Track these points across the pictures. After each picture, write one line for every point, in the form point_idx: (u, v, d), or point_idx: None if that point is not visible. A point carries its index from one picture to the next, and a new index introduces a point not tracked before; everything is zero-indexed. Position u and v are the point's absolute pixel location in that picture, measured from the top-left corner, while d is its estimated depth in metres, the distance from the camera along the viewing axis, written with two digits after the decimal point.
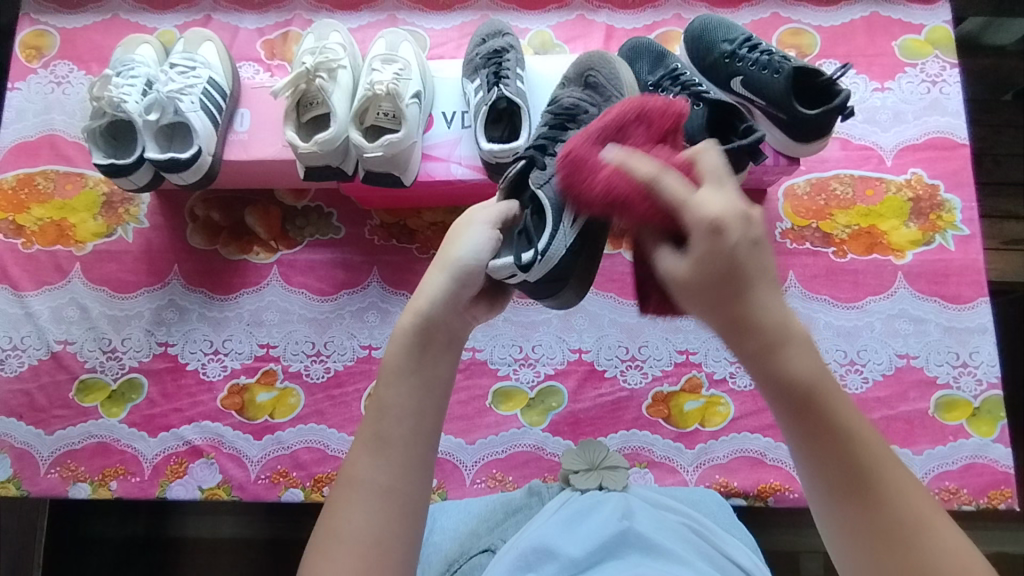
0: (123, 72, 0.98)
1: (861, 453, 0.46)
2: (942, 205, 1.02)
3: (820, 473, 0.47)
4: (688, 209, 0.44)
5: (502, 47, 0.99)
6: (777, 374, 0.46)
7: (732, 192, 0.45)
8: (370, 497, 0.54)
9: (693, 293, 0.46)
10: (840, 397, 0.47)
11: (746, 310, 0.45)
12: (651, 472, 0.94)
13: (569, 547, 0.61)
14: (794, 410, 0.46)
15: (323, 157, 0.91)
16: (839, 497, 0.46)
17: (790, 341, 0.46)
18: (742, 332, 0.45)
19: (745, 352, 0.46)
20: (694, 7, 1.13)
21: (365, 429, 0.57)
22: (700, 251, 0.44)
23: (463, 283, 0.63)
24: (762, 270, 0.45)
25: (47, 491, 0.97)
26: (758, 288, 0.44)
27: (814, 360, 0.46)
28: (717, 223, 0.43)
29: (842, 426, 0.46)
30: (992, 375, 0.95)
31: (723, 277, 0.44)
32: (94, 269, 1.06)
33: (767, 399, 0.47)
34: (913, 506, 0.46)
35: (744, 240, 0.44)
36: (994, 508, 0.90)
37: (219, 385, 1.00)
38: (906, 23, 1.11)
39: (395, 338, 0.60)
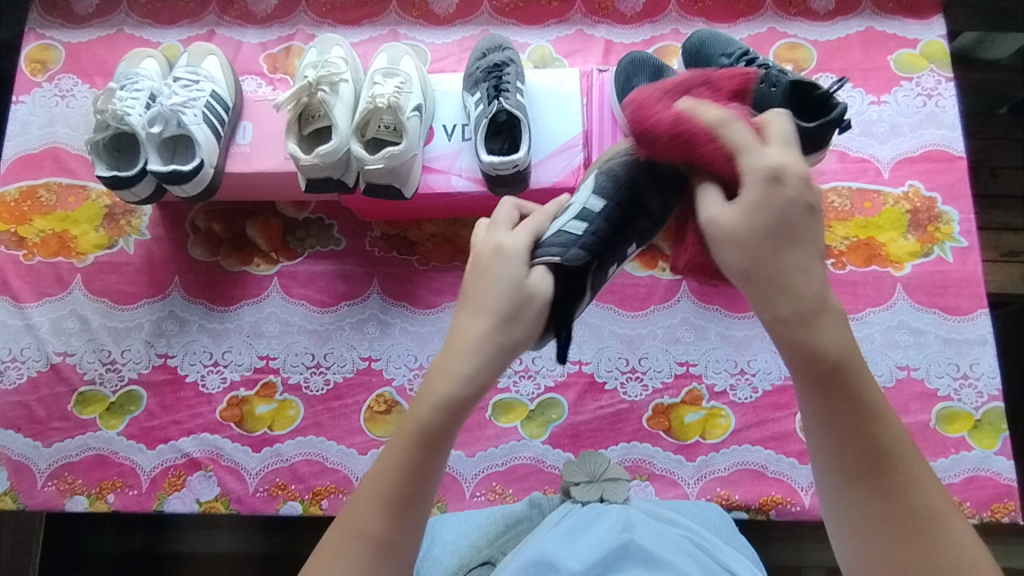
0: (127, 85, 0.99)
1: (881, 435, 0.46)
2: (940, 217, 1.03)
3: (839, 454, 0.47)
4: (747, 156, 0.46)
5: (502, 61, 1.01)
6: (808, 345, 0.45)
7: (798, 155, 0.46)
8: (369, 553, 0.50)
9: (733, 238, 0.45)
10: (870, 379, 0.47)
11: (780, 267, 0.45)
12: (651, 484, 0.94)
13: (570, 559, 0.61)
14: (822, 385, 0.46)
15: (324, 169, 0.91)
16: (853, 476, 0.47)
17: (828, 310, 0.45)
18: (782, 292, 0.45)
19: (782, 315, 0.45)
20: (692, 21, 1.15)
21: (381, 482, 0.52)
22: (754, 194, 0.45)
23: (510, 336, 0.52)
24: (808, 236, 0.45)
25: (44, 504, 0.96)
26: (797, 250, 0.45)
27: (847, 338, 0.46)
28: (778, 170, 0.45)
29: (865, 404, 0.46)
30: (992, 387, 0.95)
31: (769, 228, 0.45)
32: (96, 281, 1.07)
33: (793, 371, 0.47)
34: (929, 498, 0.46)
35: (796, 197, 0.45)
36: (997, 521, 0.90)
37: (218, 397, 1.00)
38: (901, 38, 1.12)
39: (436, 402, 0.51)
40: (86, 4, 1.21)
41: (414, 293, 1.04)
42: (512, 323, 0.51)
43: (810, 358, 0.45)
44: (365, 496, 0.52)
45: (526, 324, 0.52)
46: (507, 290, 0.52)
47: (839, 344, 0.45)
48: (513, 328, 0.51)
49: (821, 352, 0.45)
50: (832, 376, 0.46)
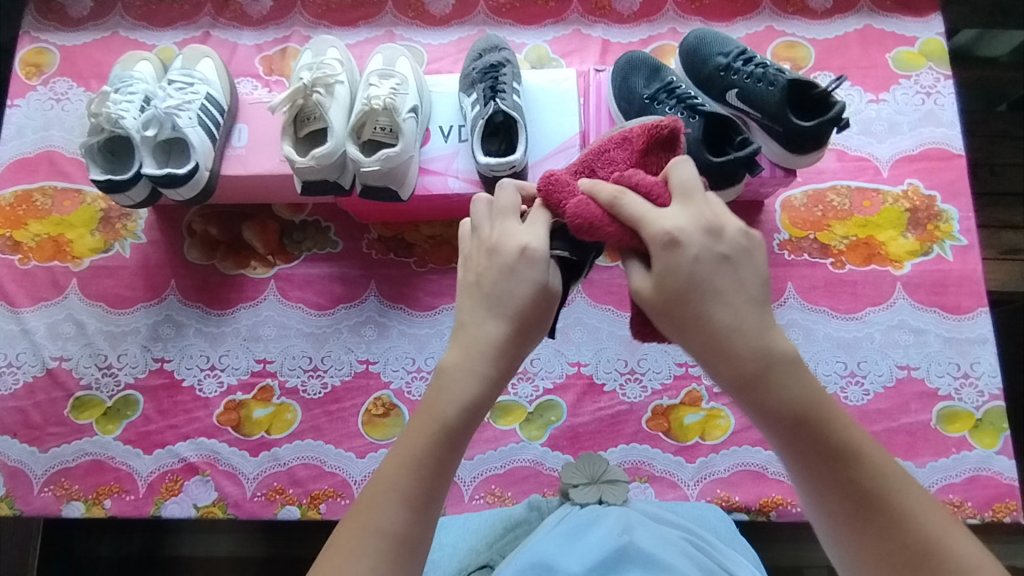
0: (121, 89, 0.98)
1: (864, 470, 0.48)
2: (939, 215, 1.02)
3: (826, 502, 0.48)
4: (648, 222, 0.49)
5: (498, 62, 1.00)
6: (765, 403, 0.48)
7: (696, 206, 0.49)
8: (382, 548, 0.48)
9: (659, 310, 0.49)
10: (838, 420, 0.48)
11: (709, 327, 0.48)
12: (651, 486, 0.93)
13: (569, 563, 0.60)
14: (789, 435, 0.48)
15: (321, 171, 0.91)
16: (850, 519, 0.47)
17: (773, 365, 0.48)
18: (716, 356, 0.48)
19: (731, 379, 0.49)
20: (689, 21, 1.14)
21: (400, 478, 0.50)
22: (660, 265, 0.48)
23: (524, 333, 0.52)
24: (727, 292, 0.48)
25: (41, 510, 0.96)
26: (718, 302, 0.48)
27: (803, 387, 0.48)
28: (672, 235, 0.48)
29: (838, 442, 0.48)
30: (993, 386, 0.95)
31: (679, 292, 0.48)
32: (91, 285, 1.06)
33: (768, 434, 0.50)
34: (925, 523, 0.46)
35: (708, 255, 0.48)
36: (999, 521, 0.89)
37: (215, 401, 0.99)
38: (900, 36, 1.12)
39: (457, 397, 0.51)
40: (80, 7, 1.21)
41: (412, 295, 1.04)
42: (530, 321, 0.52)
43: (775, 416, 0.48)
44: (382, 492, 0.50)
45: (544, 319, 0.53)
46: (532, 282, 0.52)
47: (791, 394, 0.48)
48: (537, 323, 0.53)
49: (774, 406, 0.48)
50: (796, 429, 0.48)
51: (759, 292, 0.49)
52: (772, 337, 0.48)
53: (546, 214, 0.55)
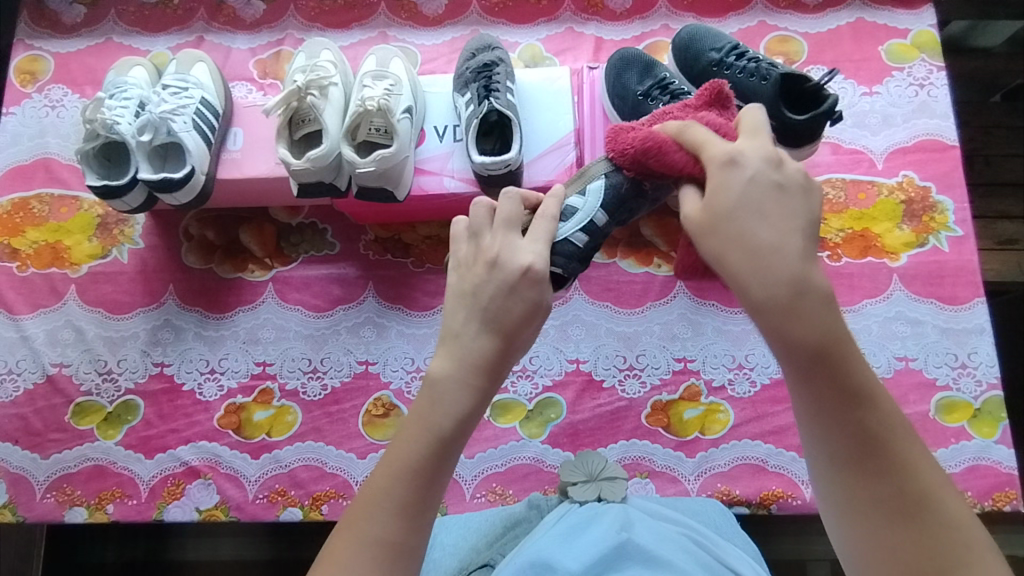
0: (116, 94, 0.99)
1: (869, 416, 0.46)
2: (935, 206, 1.03)
3: (828, 442, 0.46)
4: (710, 149, 0.50)
5: (492, 61, 1.00)
6: (791, 329, 0.44)
7: (762, 141, 0.49)
8: (376, 555, 0.49)
9: (707, 226, 0.47)
10: (858, 364, 0.46)
11: (753, 244, 0.45)
12: (651, 482, 0.94)
13: (568, 560, 0.60)
14: (807, 367, 0.45)
15: (316, 173, 0.91)
16: (845, 462, 0.46)
17: (809, 294, 0.44)
18: (757, 274, 0.45)
19: (760, 299, 0.45)
20: (682, 17, 1.14)
21: (396, 489, 0.50)
22: (716, 183, 0.48)
23: (513, 346, 0.53)
24: (784, 214, 0.46)
25: (44, 516, 0.96)
26: (767, 225, 0.45)
27: (830, 321, 0.45)
28: (733, 158, 0.48)
29: (853, 384, 0.45)
30: (992, 375, 0.95)
31: (731, 213, 0.46)
32: (90, 291, 1.06)
33: (778, 359, 0.46)
34: (920, 476, 0.45)
35: (767, 180, 0.47)
36: (999, 510, 0.90)
37: (215, 405, 0.99)
38: (892, 28, 1.12)
39: (451, 407, 0.52)
40: (74, 14, 1.21)
41: (410, 295, 1.04)
42: (519, 337, 0.53)
43: (800, 345, 0.44)
44: (377, 503, 0.50)
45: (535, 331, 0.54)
46: (525, 297, 0.53)
47: (820, 326, 0.44)
48: (528, 334, 0.53)
49: (797, 332, 0.44)
50: (816, 362, 0.45)
51: (811, 222, 0.47)
52: (813, 267, 0.45)
53: (545, 229, 0.56)
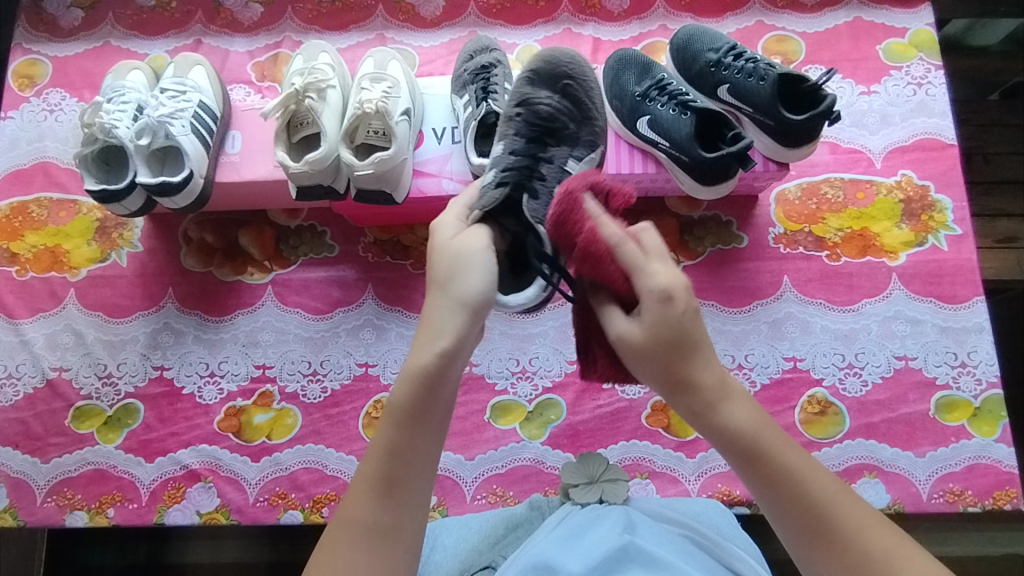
0: (113, 98, 0.99)
1: (814, 494, 0.53)
2: (933, 205, 1.03)
3: (787, 521, 0.53)
4: (640, 278, 0.53)
5: (490, 62, 1.00)
6: (721, 428, 0.54)
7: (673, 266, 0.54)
8: (360, 532, 0.55)
9: (645, 356, 0.54)
10: (789, 450, 0.54)
11: (683, 369, 0.54)
12: (652, 482, 0.94)
13: (570, 563, 0.60)
14: (745, 466, 0.54)
15: (314, 176, 0.91)
16: (807, 537, 0.53)
17: (728, 397, 0.55)
18: (685, 391, 0.54)
19: (692, 412, 0.55)
20: (679, 17, 1.14)
21: (371, 467, 0.57)
22: (652, 316, 0.53)
23: (450, 285, 0.56)
24: (698, 338, 0.54)
25: (44, 520, 0.96)
26: (695, 356, 0.54)
27: (753, 416, 0.55)
28: (666, 292, 0.52)
29: (790, 469, 0.53)
30: (991, 374, 0.95)
31: (669, 344, 0.53)
32: (89, 295, 1.06)
33: (726, 458, 0.56)
34: (862, 532, 0.52)
35: (687, 310, 0.53)
36: (1000, 509, 0.90)
37: (215, 408, 0.99)
38: (889, 28, 1.12)
39: (405, 377, 0.56)
40: (71, 17, 1.21)
41: (410, 297, 1.04)
42: (458, 281, 0.56)
43: (734, 445, 0.54)
44: (358, 484, 0.57)
45: (476, 283, 0.55)
46: (450, 260, 0.57)
47: (743, 425, 0.54)
48: (471, 290, 0.55)
49: (726, 435, 0.54)
50: (750, 458, 0.54)
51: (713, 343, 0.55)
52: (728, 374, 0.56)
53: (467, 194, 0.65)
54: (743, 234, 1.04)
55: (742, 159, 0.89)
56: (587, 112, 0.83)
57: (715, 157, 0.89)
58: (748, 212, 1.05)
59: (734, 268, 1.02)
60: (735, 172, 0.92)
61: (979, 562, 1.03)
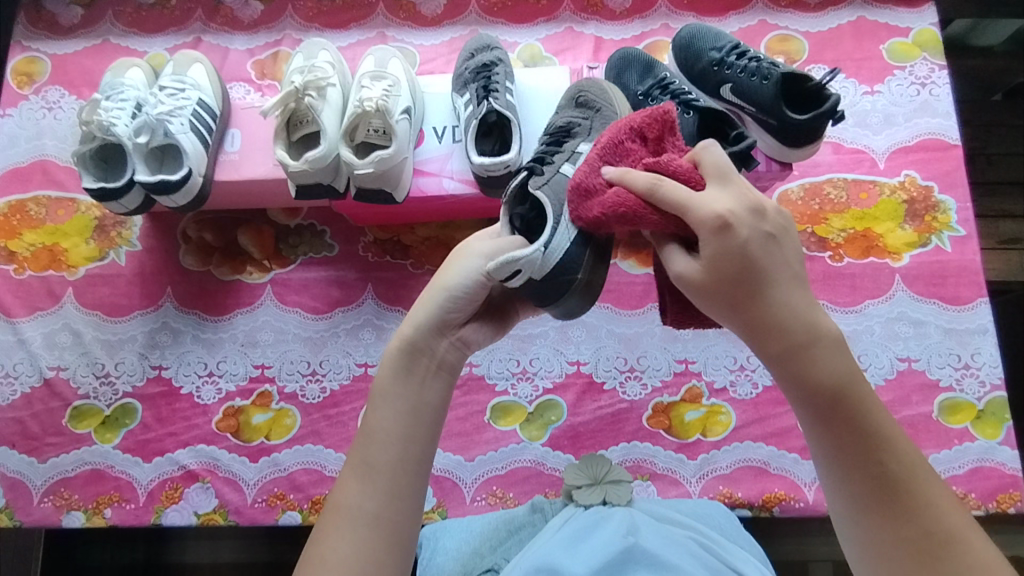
0: (112, 96, 0.98)
1: (888, 459, 0.50)
2: (937, 206, 1.02)
3: (849, 484, 0.50)
4: (694, 211, 0.50)
5: (491, 61, 1.00)
6: (804, 374, 0.50)
7: (737, 186, 0.52)
8: (351, 522, 0.54)
9: (707, 293, 0.51)
10: (873, 408, 0.50)
11: (765, 309, 0.49)
12: (653, 484, 0.93)
13: (574, 564, 0.60)
14: (820, 422, 0.51)
15: (313, 175, 0.90)
16: (869, 505, 0.50)
17: (818, 345, 0.50)
18: (769, 333, 0.50)
19: (773, 355, 0.51)
20: (682, 16, 1.14)
21: (353, 456, 0.58)
22: (710, 250, 0.50)
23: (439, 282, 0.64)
24: (779, 268, 0.50)
25: (41, 521, 0.95)
26: (776, 288, 0.49)
27: (844, 370, 0.50)
28: (723, 221, 0.49)
29: (865, 425, 0.50)
30: (995, 376, 0.94)
31: (737, 276, 0.49)
32: (87, 293, 1.06)
33: (798, 404, 0.52)
34: (929, 504, 0.49)
35: (756, 236, 0.49)
36: (1004, 512, 0.89)
37: (214, 408, 0.99)
38: (893, 27, 1.11)
39: (386, 361, 0.61)
40: (71, 15, 1.20)
41: (409, 297, 1.03)
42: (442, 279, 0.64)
43: (806, 397, 0.51)
44: (345, 475, 0.57)
45: (455, 282, 0.62)
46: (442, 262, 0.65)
47: (829, 376, 0.50)
48: (449, 287, 0.62)
49: (799, 382, 0.50)
50: (829, 405, 0.50)
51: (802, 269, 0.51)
52: (821, 316, 0.51)
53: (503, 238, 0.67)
54: None
55: (745, 159, 0.89)
56: (595, 106, 0.85)
57: None
58: None
59: None
60: (738, 171, 0.91)
61: None
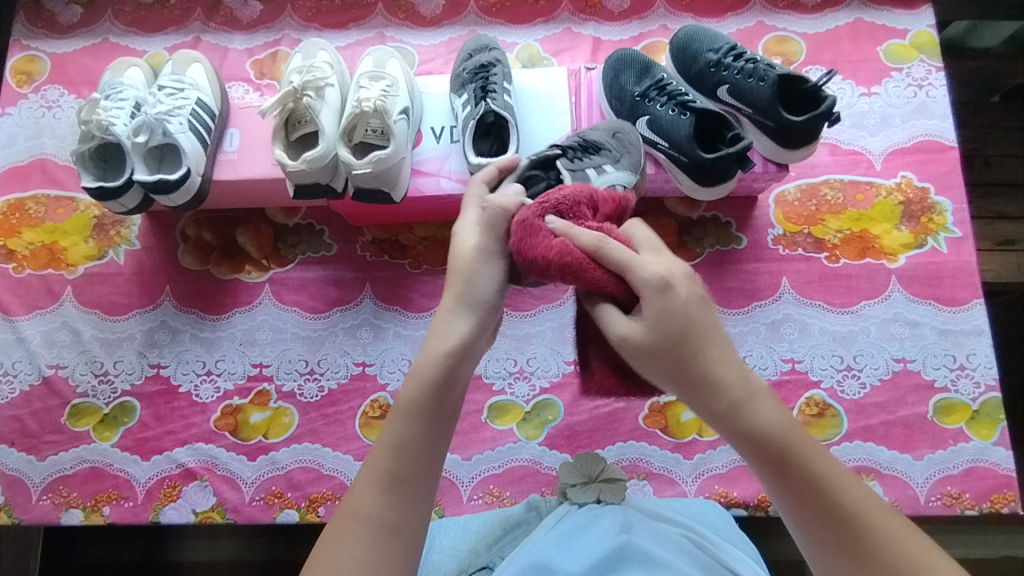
0: (111, 95, 0.98)
1: (841, 498, 0.52)
2: (933, 207, 1.02)
3: (813, 526, 0.52)
4: (634, 270, 0.53)
5: (489, 61, 1.00)
6: (748, 429, 0.52)
7: (670, 257, 0.55)
8: (370, 533, 0.55)
9: (649, 355, 0.52)
10: (815, 458, 0.52)
11: (703, 369, 0.52)
12: (649, 483, 0.93)
13: (567, 563, 0.60)
14: (772, 473, 0.53)
15: (312, 175, 0.91)
16: (835, 547, 0.51)
17: (753, 400, 0.53)
18: (706, 393, 0.52)
19: (714, 415, 0.53)
20: (680, 17, 1.14)
21: (377, 462, 0.57)
22: (652, 311, 0.52)
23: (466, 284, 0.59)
24: (708, 329, 0.52)
25: (40, 518, 0.95)
26: (711, 345, 0.52)
27: (783, 419, 0.53)
28: (663, 281, 0.52)
29: (813, 469, 0.52)
30: (990, 377, 0.95)
31: (676, 334, 0.52)
32: (86, 292, 1.06)
33: (747, 458, 0.54)
34: (886, 537, 0.50)
35: (691, 297, 0.53)
36: (997, 512, 0.90)
37: (212, 406, 0.99)
38: (890, 29, 1.11)
39: (417, 372, 0.58)
40: (70, 14, 1.20)
41: (407, 296, 1.04)
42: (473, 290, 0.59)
43: (754, 453, 0.53)
44: (363, 478, 0.57)
45: (488, 295, 0.59)
46: (463, 266, 0.59)
47: (769, 427, 0.52)
48: (481, 302, 0.59)
49: (743, 439, 0.52)
50: (777, 457, 0.52)
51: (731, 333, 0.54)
52: (752, 373, 0.54)
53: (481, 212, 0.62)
54: (742, 235, 1.03)
55: (742, 160, 0.89)
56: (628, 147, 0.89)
57: (714, 158, 0.89)
58: (747, 212, 1.04)
59: (734, 269, 1.02)
60: (734, 173, 0.92)
61: (975, 564, 1.04)
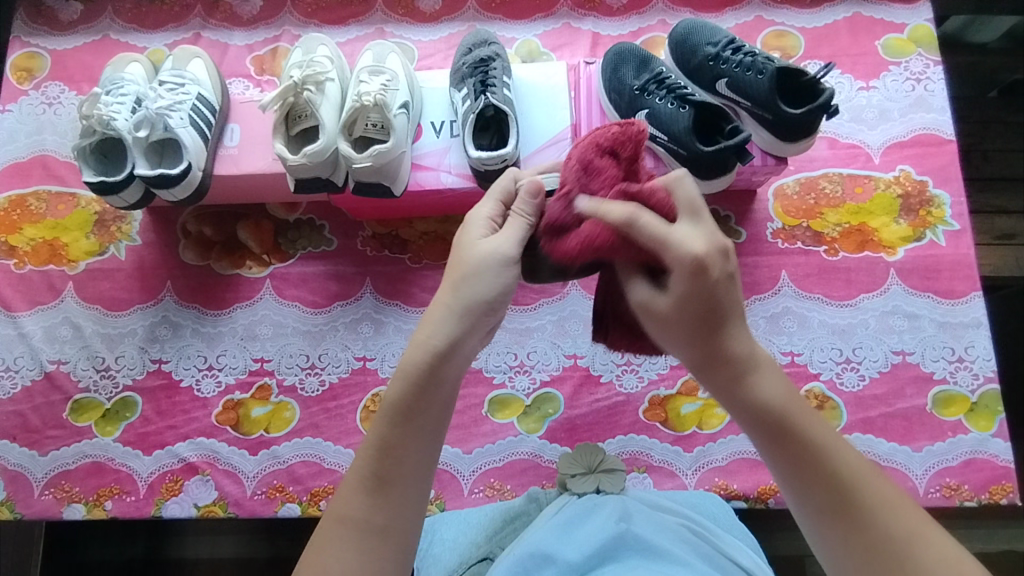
0: (112, 91, 0.99)
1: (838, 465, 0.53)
2: (931, 201, 1.03)
3: (809, 490, 0.53)
4: (667, 246, 0.54)
5: (488, 56, 1.01)
6: (750, 398, 0.55)
7: (705, 225, 0.55)
8: (357, 534, 0.55)
9: (670, 323, 0.56)
10: (816, 427, 0.54)
11: (719, 342, 0.55)
12: (650, 476, 0.94)
13: (567, 550, 0.61)
14: (773, 444, 0.54)
15: (312, 169, 0.91)
16: (829, 515, 0.52)
17: (755, 369, 0.55)
18: (715, 362, 0.55)
19: (719, 384, 0.56)
20: (678, 12, 1.14)
21: (362, 466, 0.57)
22: (681, 287, 0.54)
23: (465, 279, 0.59)
24: (733, 306, 0.55)
25: (42, 513, 0.96)
26: (731, 323, 0.55)
27: (787, 391, 0.55)
28: (697, 259, 0.53)
29: (811, 439, 0.53)
30: (988, 369, 0.95)
31: (700, 312, 0.54)
32: (87, 287, 1.06)
33: (749, 428, 0.56)
34: (883, 499, 0.52)
35: (722, 275, 0.53)
36: (996, 503, 0.90)
37: (213, 401, 0.99)
38: (888, 23, 1.12)
39: (403, 374, 0.58)
40: (71, 11, 1.21)
41: (408, 291, 1.04)
42: (468, 288, 0.59)
43: (753, 418, 0.55)
44: (350, 481, 0.58)
45: (481, 291, 0.59)
46: (463, 263, 0.60)
47: (771, 398, 0.54)
48: (470, 299, 0.59)
49: (750, 409, 0.55)
50: (776, 429, 0.54)
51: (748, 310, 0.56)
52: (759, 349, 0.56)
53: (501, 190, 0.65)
54: (742, 229, 1.04)
55: (740, 152, 0.89)
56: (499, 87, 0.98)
57: (713, 150, 0.89)
58: (746, 206, 1.05)
59: None
60: (733, 166, 0.92)
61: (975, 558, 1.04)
